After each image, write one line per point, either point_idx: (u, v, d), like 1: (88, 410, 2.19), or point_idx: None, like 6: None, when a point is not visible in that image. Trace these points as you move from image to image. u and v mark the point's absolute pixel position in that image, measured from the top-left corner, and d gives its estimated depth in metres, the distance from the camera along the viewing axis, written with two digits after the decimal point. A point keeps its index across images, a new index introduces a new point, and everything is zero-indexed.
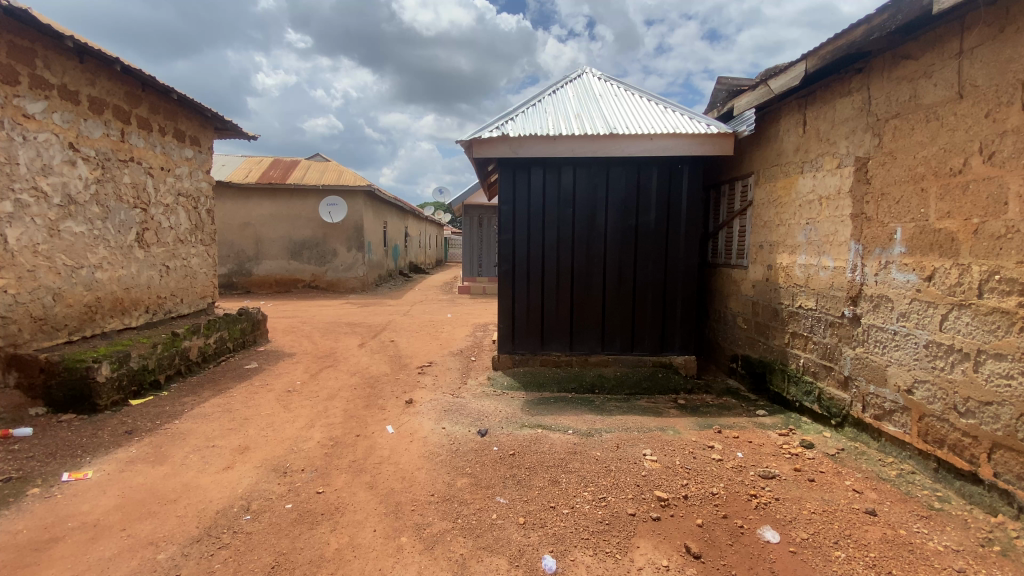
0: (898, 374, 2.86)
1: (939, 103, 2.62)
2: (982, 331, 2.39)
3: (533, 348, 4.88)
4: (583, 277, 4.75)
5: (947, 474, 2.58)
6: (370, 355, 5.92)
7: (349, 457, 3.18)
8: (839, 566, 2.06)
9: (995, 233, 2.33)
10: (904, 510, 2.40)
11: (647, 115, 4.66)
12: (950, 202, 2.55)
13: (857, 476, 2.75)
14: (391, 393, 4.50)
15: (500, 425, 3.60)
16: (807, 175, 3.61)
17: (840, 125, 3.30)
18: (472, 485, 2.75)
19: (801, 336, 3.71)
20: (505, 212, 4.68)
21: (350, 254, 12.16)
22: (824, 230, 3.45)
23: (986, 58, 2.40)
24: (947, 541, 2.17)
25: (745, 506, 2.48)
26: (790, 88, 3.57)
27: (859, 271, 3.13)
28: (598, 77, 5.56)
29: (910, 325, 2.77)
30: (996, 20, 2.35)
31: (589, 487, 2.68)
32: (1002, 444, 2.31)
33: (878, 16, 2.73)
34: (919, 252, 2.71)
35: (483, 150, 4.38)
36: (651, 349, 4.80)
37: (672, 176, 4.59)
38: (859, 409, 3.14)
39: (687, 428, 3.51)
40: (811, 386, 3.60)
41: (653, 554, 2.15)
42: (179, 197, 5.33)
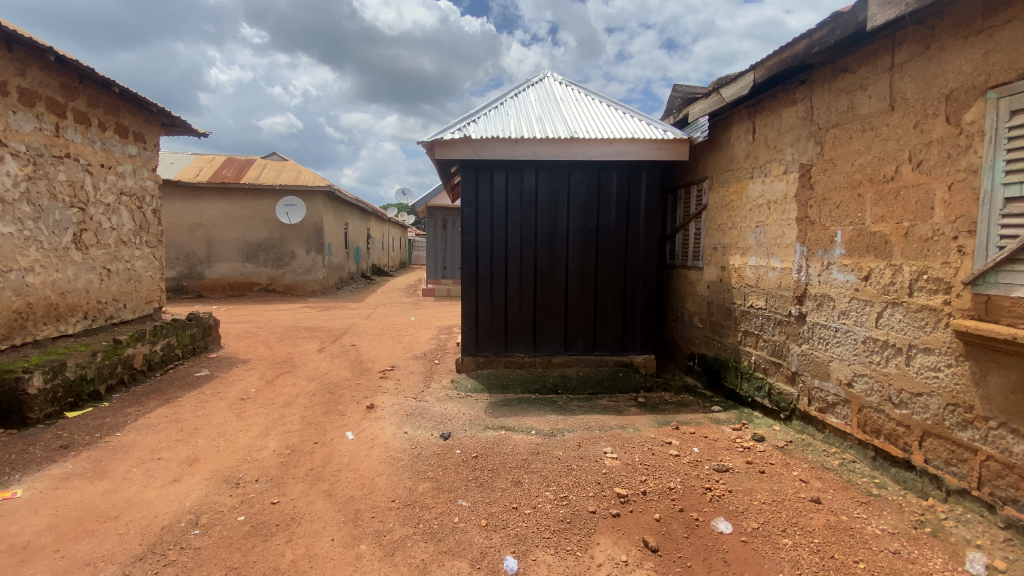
0: (839, 369, 3.03)
1: (874, 114, 2.80)
2: (913, 327, 2.55)
3: (496, 350, 4.89)
4: (546, 279, 4.80)
5: (884, 461, 2.74)
6: (329, 359, 5.77)
7: (306, 466, 3.08)
8: (786, 553, 2.15)
9: (923, 236, 2.50)
10: (845, 497, 2.55)
11: (607, 120, 4.77)
12: (884, 207, 2.72)
13: (804, 466, 2.89)
14: (351, 398, 4.39)
15: (464, 428, 3.58)
16: (756, 180, 3.77)
17: (787, 133, 3.47)
18: (435, 489, 2.73)
19: (751, 334, 3.87)
20: (467, 214, 4.65)
21: (308, 256, 11.82)
22: (772, 233, 3.62)
23: (913, 72, 2.57)
24: (884, 525, 2.32)
25: (700, 499, 2.57)
26: (740, 97, 3.73)
27: (805, 272, 3.30)
28: (559, 82, 5.64)
29: (850, 322, 2.94)
30: (922, 38, 2.53)
31: (551, 487, 2.70)
32: (932, 432, 2.48)
33: (819, 32, 2.90)
34: (858, 253, 2.89)
35: (446, 152, 4.35)
36: (612, 349, 4.90)
37: (631, 179, 4.71)
38: (806, 403, 3.31)
39: (646, 425, 3.60)
40: (762, 381, 3.75)
41: (612, 550, 2.19)
42: (122, 195, 5.04)
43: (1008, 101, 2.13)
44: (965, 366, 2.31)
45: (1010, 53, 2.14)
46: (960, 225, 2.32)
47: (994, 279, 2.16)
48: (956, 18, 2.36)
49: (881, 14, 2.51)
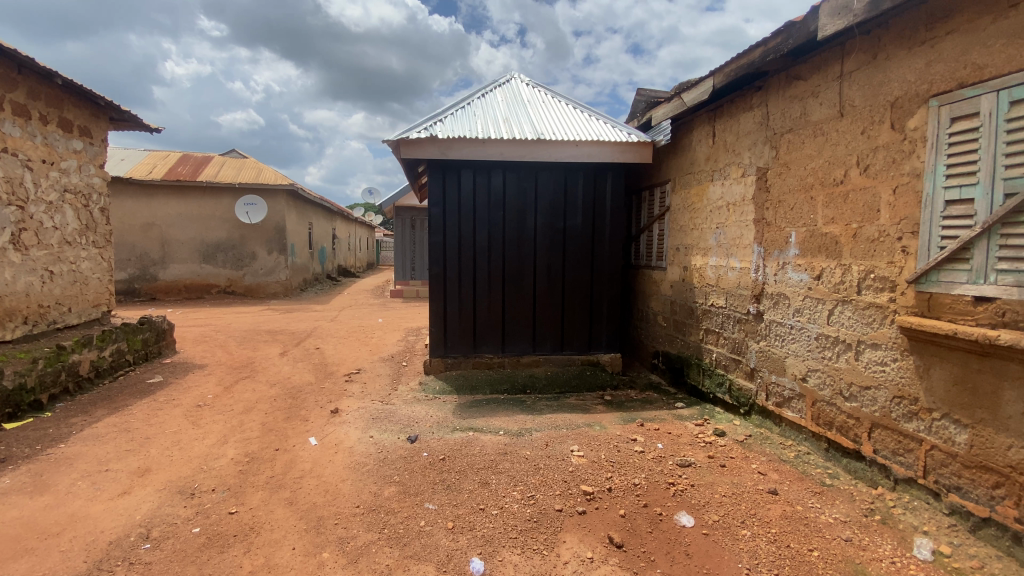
0: (795, 365, 3.15)
1: (825, 120, 2.93)
2: (862, 324, 2.68)
3: (465, 351, 4.85)
4: (514, 279, 4.80)
5: (837, 452, 2.87)
6: (292, 363, 5.61)
7: (266, 473, 2.98)
8: (745, 543, 2.23)
9: (870, 237, 2.63)
10: (801, 487, 2.66)
11: (573, 122, 4.82)
12: (834, 209, 2.85)
13: (762, 459, 3.00)
14: (314, 403, 4.28)
15: (431, 430, 3.55)
16: (716, 183, 3.89)
17: (744, 138, 3.59)
18: (401, 493, 2.68)
19: (712, 332, 3.98)
20: (434, 214, 4.60)
21: (270, 257, 11.46)
22: (731, 234, 3.73)
23: (861, 81, 2.70)
24: (837, 514, 2.42)
25: (663, 494, 2.62)
26: (700, 101, 3.83)
27: (762, 271, 3.42)
28: (526, 83, 5.66)
29: (804, 319, 3.06)
30: (869, 47, 2.65)
31: (518, 486, 2.70)
32: (880, 424, 2.60)
33: (774, 40, 3.02)
34: (810, 254, 3.01)
35: (412, 151, 4.28)
36: (580, 349, 4.95)
37: (597, 181, 4.78)
38: (764, 398, 3.43)
39: (612, 423, 3.66)
40: (723, 378, 3.86)
41: (578, 548, 2.21)
42: (66, 193, 4.76)
43: (948, 109, 2.25)
44: (909, 360, 2.43)
45: (949, 63, 2.27)
46: (904, 226, 2.45)
47: (935, 278, 2.28)
48: (900, 29, 2.49)
49: (831, 24, 2.63)
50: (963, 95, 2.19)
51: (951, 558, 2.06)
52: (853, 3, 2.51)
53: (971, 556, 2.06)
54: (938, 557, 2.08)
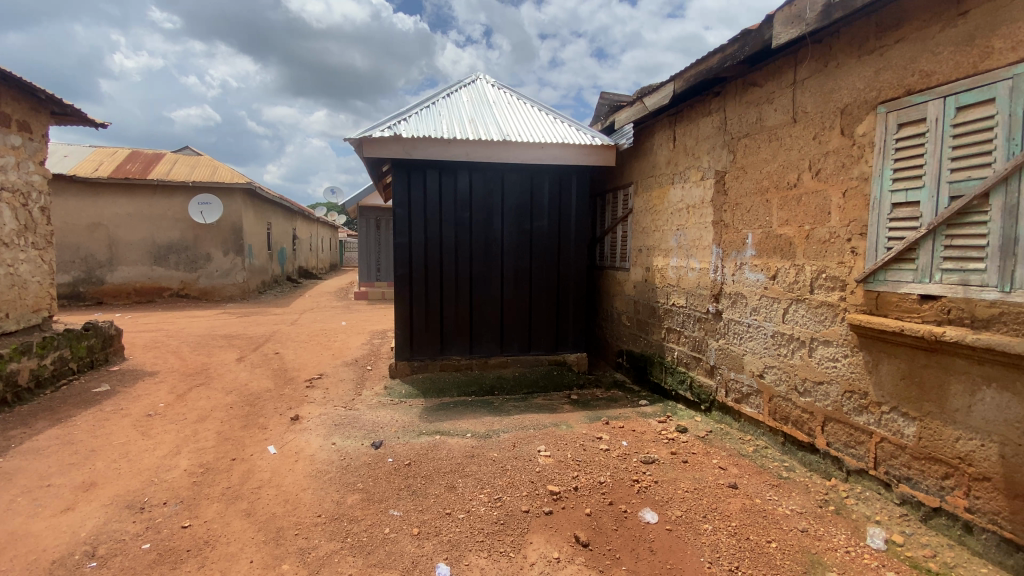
0: (752, 362, 3.26)
1: (779, 125, 3.04)
2: (815, 321, 2.79)
3: (432, 354, 4.78)
4: (482, 281, 4.78)
5: (792, 446, 2.99)
6: (250, 369, 5.40)
7: (222, 484, 2.86)
8: (707, 537, 2.28)
9: (822, 238, 2.75)
10: (759, 481, 2.75)
11: (538, 123, 4.85)
12: (788, 211, 2.97)
13: (723, 454, 3.09)
14: (274, 410, 4.14)
15: (396, 435, 3.49)
16: (677, 186, 3.98)
17: (703, 142, 3.69)
18: (364, 501, 2.62)
19: (674, 330, 4.08)
20: (400, 214, 4.52)
21: (227, 258, 11.03)
22: (691, 235, 3.83)
23: (813, 88, 2.82)
24: (794, 505, 2.52)
25: (628, 491, 2.66)
26: (662, 106, 3.92)
27: (720, 272, 3.53)
28: (492, 84, 5.66)
29: (761, 318, 3.18)
30: (821, 56, 2.77)
31: (485, 489, 2.69)
32: (832, 417, 2.72)
33: (731, 47, 3.12)
34: (766, 255, 3.13)
35: (375, 150, 4.21)
36: (547, 349, 4.98)
37: (562, 183, 4.83)
38: (723, 394, 3.53)
39: (579, 422, 3.69)
40: (684, 375, 3.96)
41: (545, 548, 2.21)
42: (2, 191, 4.44)
43: (895, 115, 2.36)
44: (859, 355, 2.55)
45: (895, 72, 2.38)
46: (853, 228, 2.57)
47: (883, 276, 2.40)
48: (849, 39, 2.61)
49: (785, 33, 2.74)
50: (910, 102, 2.30)
51: (902, 546, 2.16)
52: (805, 13, 2.62)
53: (923, 544, 2.16)
54: (889, 545, 2.17)
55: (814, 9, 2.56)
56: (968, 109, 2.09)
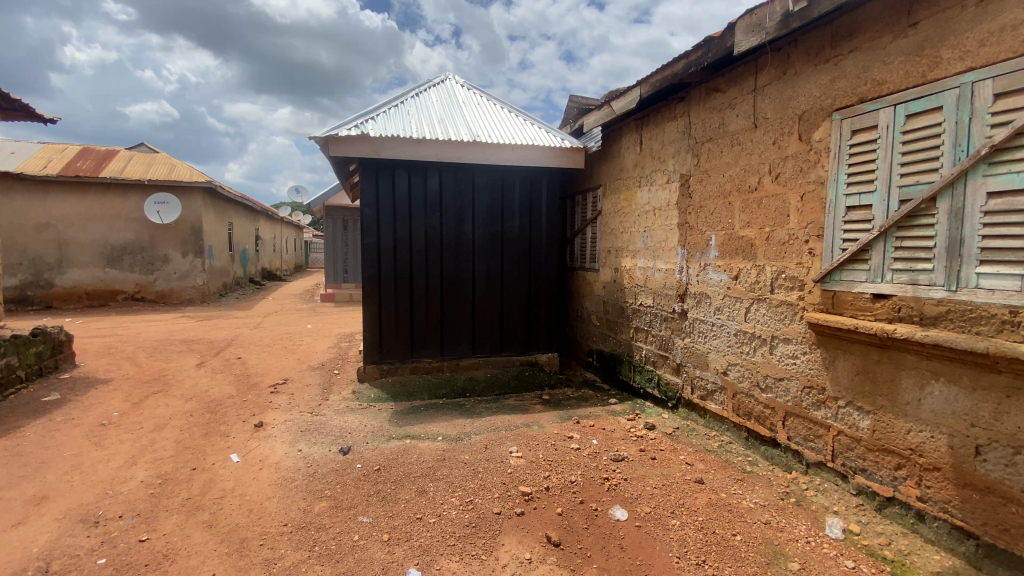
0: (716, 359, 3.36)
1: (741, 130, 3.14)
2: (775, 320, 2.90)
3: (402, 357, 4.71)
4: (453, 282, 4.75)
5: (755, 440, 3.09)
6: (211, 375, 5.21)
7: (181, 496, 2.75)
8: (674, 532, 2.34)
9: (781, 240, 2.85)
10: (724, 475, 2.83)
11: (508, 125, 4.86)
12: (749, 214, 3.07)
13: (689, 450, 3.17)
14: (237, 417, 4.00)
15: (365, 440, 3.43)
16: (644, 188, 4.06)
17: (669, 145, 3.78)
18: (332, 508, 2.57)
19: (642, 330, 4.15)
20: (368, 215, 4.44)
21: (186, 260, 10.59)
22: (658, 236, 3.91)
23: (772, 95, 2.92)
24: (757, 498, 2.60)
25: (599, 490, 2.69)
26: (629, 109, 3.99)
27: (686, 272, 3.62)
28: (461, 85, 5.64)
29: (724, 317, 3.27)
30: (780, 63, 2.88)
31: (457, 492, 2.68)
32: (792, 412, 2.82)
33: (695, 53, 3.21)
34: (729, 256, 3.22)
35: (342, 149, 4.13)
36: (518, 350, 4.99)
37: (533, 184, 4.86)
38: (689, 392, 3.62)
39: (550, 422, 3.72)
40: (652, 373, 4.04)
41: (517, 550, 2.21)
42: None
43: (850, 122, 2.47)
44: (817, 352, 2.66)
45: (849, 80, 2.50)
46: (810, 230, 2.68)
47: (838, 276, 2.52)
48: (806, 47, 2.71)
49: (746, 40, 2.83)
50: (863, 109, 2.41)
51: (860, 535, 2.26)
52: (765, 22, 2.72)
53: (878, 532, 2.27)
54: (847, 534, 2.27)
55: (773, 18, 2.66)
56: (917, 116, 2.20)
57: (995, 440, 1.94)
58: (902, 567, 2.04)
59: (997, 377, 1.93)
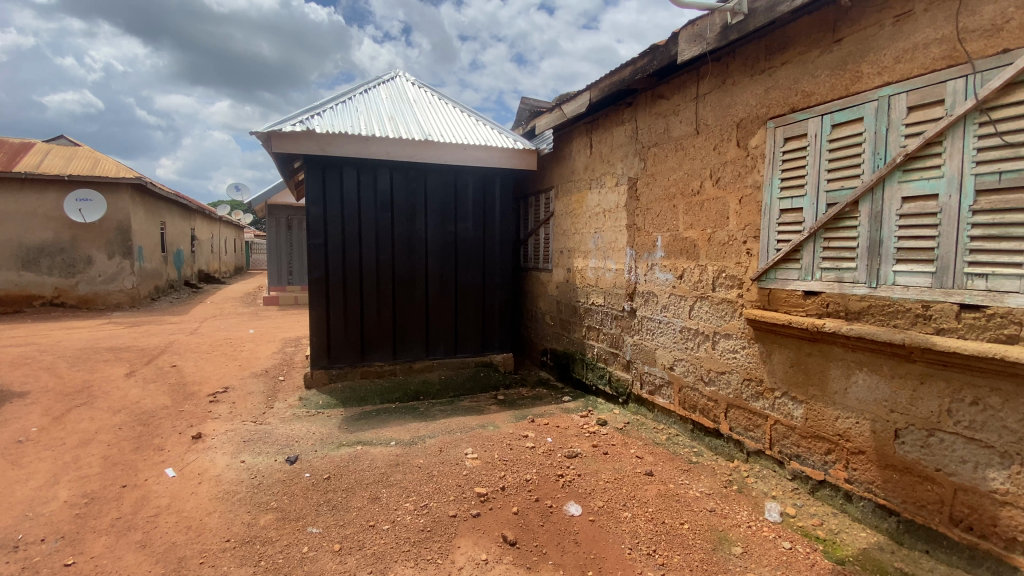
0: (663, 355, 3.48)
1: (684, 136, 3.28)
2: (717, 317, 3.04)
3: (352, 360, 4.58)
4: (404, 283, 4.67)
5: (699, 432, 3.23)
6: (143, 385, 4.85)
7: (110, 515, 2.54)
8: (626, 524, 2.40)
9: (721, 240, 3.00)
10: (672, 467, 2.95)
11: (460, 125, 4.84)
12: (692, 216, 3.21)
13: (639, 444, 3.27)
14: (172, 429, 3.75)
15: (314, 449, 3.30)
16: (594, 191, 4.16)
17: (617, 149, 3.89)
18: (279, 520, 2.46)
19: (594, 328, 4.25)
20: (314, 214, 4.29)
21: (113, 262, 9.81)
22: (608, 237, 4.02)
23: (713, 103, 3.07)
24: (703, 487, 2.72)
25: (553, 487, 2.73)
26: (579, 113, 4.08)
27: (634, 272, 3.74)
28: (411, 83, 5.55)
29: (670, 315, 3.40)
30: (719, 73, 3.02)
31: (411, 497, 2.63)
32: (734, 404, 2.98)
33: (641, 60, 3.32)
34: (674, 256, 3.36)
35: (285, 145, 3.97)
36: (473, 351, 4.98)
37: (485, 185, 4.86)
38: (639, 387, 3.74)
39: (505, 421, 3.73)
40: (603, 370, 4.15)
41: (473, 551, 2.21)
42: None
43: (782, 130, 2.64)
44: (755, 347, 2.81)
45: (782, 91, 2.66)
46: (747, 232, 2.84)
47: (773, 275, 2.68)
48: (743, 59, 2.87)
49: (688, 50, 2.96)
50: (794, 118, 2.57)
51: (795, 518, 2.42)
52: (706, 33, 2.85)
53: (811, 514, 2.43)
54: (784, 517, 2.42)
55: (713, 29, 2.79)
56: (843, 126, 2.37)
57: (912, 423, 2.13)
58: (833, 545, 2.19)
59: (913, 366, 2.11)
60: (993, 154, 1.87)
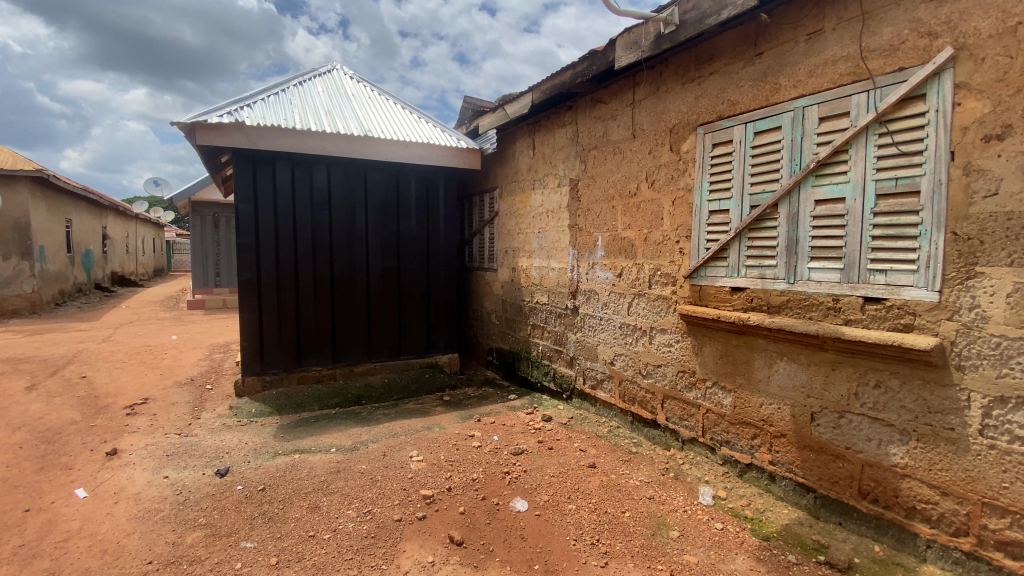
0: (604, 351, 3.60)
1: (622, 139, 3.40)
2: (653, 312, 3.18)
3: (288, 366, 4.37)
4: (344, 284, 4.52)
5: (638, 423, 3.37)
6: (45, 399, 4.37)
7: (10, 544, 2.28)
8: (571, 516, 2.46)
9: (657, 240, 3.14)
10: (613, 458, 3.05)
11: (402, 122, 4.75)
12: (630, 217, 3.33)
13: (582, 437, 3.36)
14: (83, 446, 3.41)
15: (247, 459, 3.12)
16: (537, 191, 4.23)
17: (559, 151, 3.97)
18: (209, 537, 2.30)
19: (538, 326, 4.31)
20: (244, 211, 4.05)
21: (8, 263, 8.77)
22: (551, 237, 4.10)
23: (648, 108, 3.21)
24: (642, 476, 2.84)
25: (500, 484, 2.75)
26: (522, 114, 4.13)
27: (577, 271, 3.83)
28: (349, 77, 5.38)
29: (610, 312, 3.51)
30: (653, 80, 3.16)
31: (353, 504, 2.55)
32: (669, 395, 3.12)
33: (581, 65, 3.41)
34: (613, 255, 3.47)
35: (211, 137, 3.73)
36: (417, 352, 4.90)
37: (428, 184, 4.81)
38: (582, 382, 3.84)
39: (451, 422, 3.70)
40: (548, 367, 4.22)
41: (419, 554, 2.17)
42: None
43: (711, 136, 2.80)
44: (687, 340, 2.97)
45: (710, 99, 2.82)
46: (680, 232, 2.99)
47: (704, 273, 2.84)
48: (675, 68, 3.02)
49: (625, 56, 3.08)
50: (722, 125, 2.74)
51: (726, 500, 2.57)
52: (641, 41, 2.97)
53: (740, 495, 2.60)
54: (716, 500, 2.57)
55: (648, 38, 2.91)
56: (763, 134, 2.55)
57: (826, 407, 2.33)
58: (759, 523, 2.36)
59: (825, 354, 2.32)
60: (891, 162, 2.08)
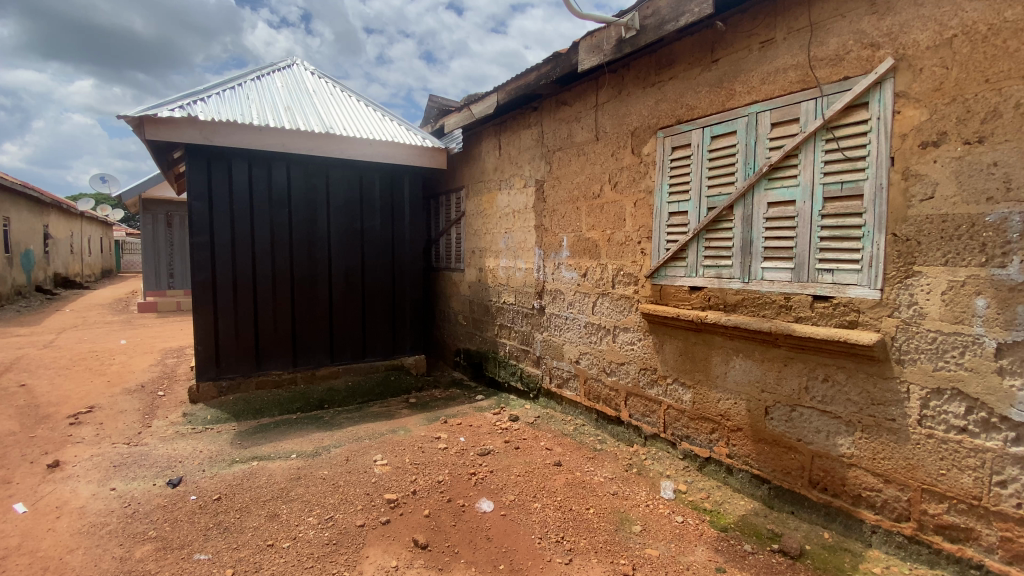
0: (570, 350, 3.64)
1: (586, 141, 3.44)
2: (617, 312, 3.23)
3: (246, 370, 4.23)
4: (306, 285, 4.40)
5: (603, 421, 3.42)
6: None
7: None
8: (536, 514, 2.48)
9: (620, 241, 3.19)
10: (579, 456, 3.09)
11: (365, 120, 4.67)
12: (594, 218, 3.38)
13: (548, 436, 3.39)
14: (20, 458, 3.20)
15: (202, 468, 3.00)
16: (503, 192, 4.24)
17: (524, 151, 3.99)
18: (159, 550, 2.20)
19: (505, 326, 4.31)
20: (198, 210, 3.89)
21: None
22: (517, 238, 4.11)
23: (611, 111, 3.26)
24: (606, 473, 2.89)
25: (466, 485, 2.74)
26: (487, 114, 4.13)
27: (542, 271, 3.85)
28: (311, 73, 5.25)
29: (576, 312, 3.55)
30: (616, 84, 3.22)
31: (315, 510, 2.49)
32: (632, 393, 3.18)
33: (545, 66, 3.44)
34: (578, 255, 3.51)
35: (161, 132, 3.57)
36: (382, 354, 4.83)
37: (393, 183, 4.74)
38: (548, 381, 3.87)
39: (417, 424, 3.67)
40: (515, 367, 4.23)
41: (382, 559, 2.14)
42: None
43: (670, 140, 2.87)
44: (649, 338, 3.04)
45: (670, 103, 2.89)
46: (642, 233, 3.05)
47: (665, 273, 2.91)
48: (636, 72, 3.08)
49: (588, 59, 3.12)
50: (681, 129, 2.81)
51: (686, 493, 2.65)
52: (603, 45, 3.02)
53: (700, 488, 2.68)
54: (677, 494, 2.64)
55: (610, 42, 2.96)
56: (720, 138, 2.64)
57: (779, 400, 2.43)
58: (717, 515, 2.44)
59: (778, 350, 2.41)
60: (837, 166, 2.19)
